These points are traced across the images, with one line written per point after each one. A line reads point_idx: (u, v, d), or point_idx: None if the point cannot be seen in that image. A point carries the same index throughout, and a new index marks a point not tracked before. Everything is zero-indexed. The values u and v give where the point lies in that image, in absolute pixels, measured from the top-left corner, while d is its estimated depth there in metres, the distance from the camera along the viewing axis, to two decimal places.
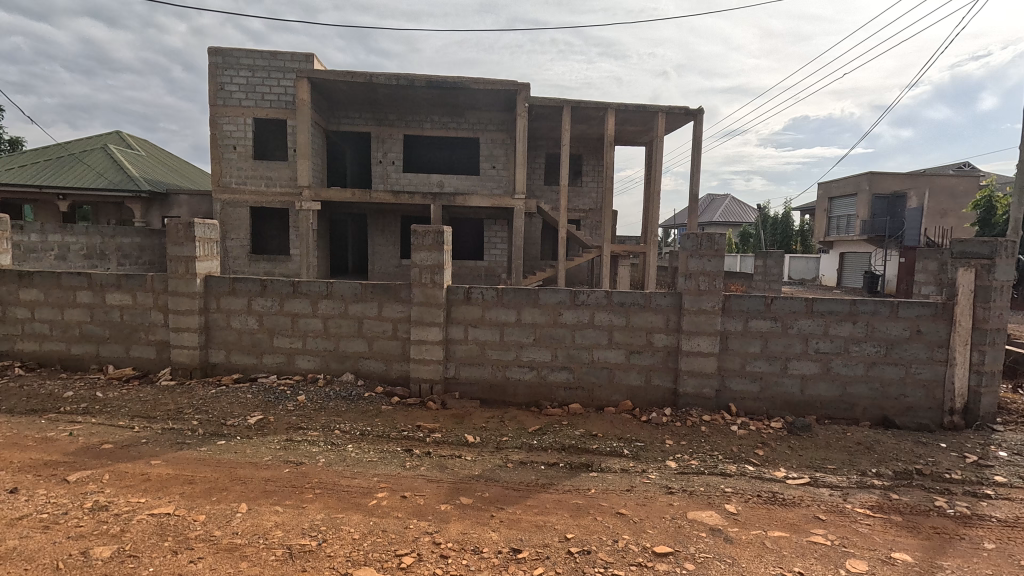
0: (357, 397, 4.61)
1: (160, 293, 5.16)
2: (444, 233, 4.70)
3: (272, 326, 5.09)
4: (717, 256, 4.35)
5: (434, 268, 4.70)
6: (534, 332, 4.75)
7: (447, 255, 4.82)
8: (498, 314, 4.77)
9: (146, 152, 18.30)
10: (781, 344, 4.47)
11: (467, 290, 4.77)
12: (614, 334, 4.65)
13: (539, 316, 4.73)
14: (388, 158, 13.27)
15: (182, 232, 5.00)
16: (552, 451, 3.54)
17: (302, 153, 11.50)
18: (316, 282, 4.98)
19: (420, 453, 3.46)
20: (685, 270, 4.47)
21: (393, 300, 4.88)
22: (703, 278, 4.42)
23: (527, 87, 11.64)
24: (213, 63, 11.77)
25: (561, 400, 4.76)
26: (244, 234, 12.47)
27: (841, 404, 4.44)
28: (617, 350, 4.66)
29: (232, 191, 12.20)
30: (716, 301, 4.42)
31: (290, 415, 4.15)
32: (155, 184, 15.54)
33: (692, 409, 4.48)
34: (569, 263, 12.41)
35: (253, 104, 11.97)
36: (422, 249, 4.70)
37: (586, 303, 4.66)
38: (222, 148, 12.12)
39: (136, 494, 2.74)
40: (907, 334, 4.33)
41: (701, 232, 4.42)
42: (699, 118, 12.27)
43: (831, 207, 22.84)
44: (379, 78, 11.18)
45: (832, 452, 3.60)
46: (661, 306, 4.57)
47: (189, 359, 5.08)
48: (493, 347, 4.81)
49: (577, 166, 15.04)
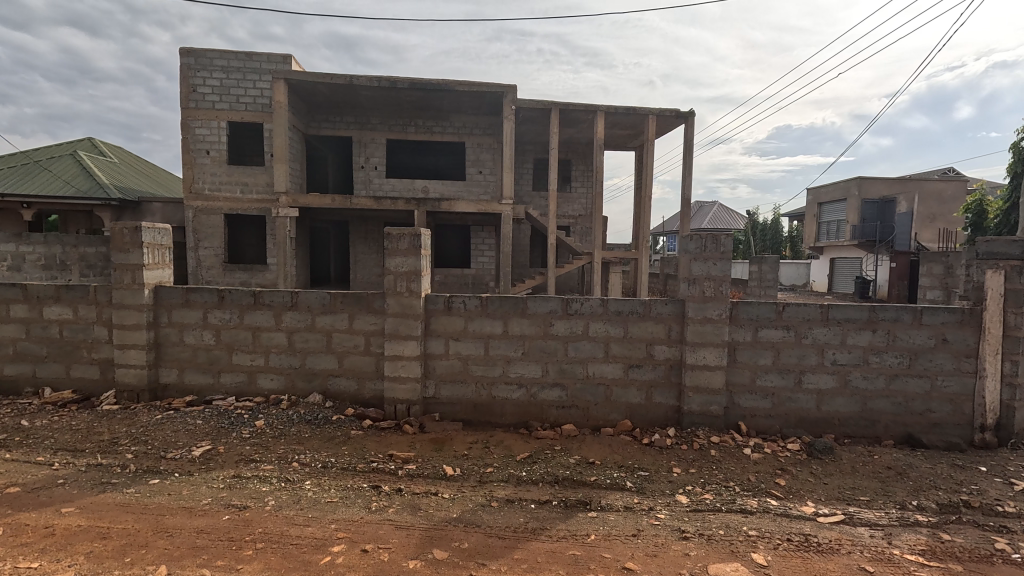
0: (324, 421, 4.09)
1: (105, 306, 4.62)
2: (421, 236, 4.25)
3: (231, 342, 4.57)
4: (724, 259, 3.94)
5: (410, 275, 4.23)
6: (523, 345, 4.28)
7: (426, 260, 4.35)
8: (482, 325, 4.31)
9: (119, 160, 17.68)
10: (794, 356, 4.06)
11: (447, 299, 4.32)
12: (611, 346, 4.20)
13: (528, 327, 4.27)
14: (370, 163, 12.82)
15: (128, 237, 4.46)
16: (543, 485, 3.06)
17: (279, 157, 10.98)
18: (280, 292, 4.48)
19: (390, 492, 2.95)
20: (688, 275, 4.05)
21: (365, 311, 4.40)
22: (708, 284, 4.00)
23: (514, 90, 11.27)
24: (185, 64, 11.27)
25: (553, 420, 4.28)
26: (218, 243, 11.90)
27: (862, 421, 4.02)
28: (614, 364, 4.21)
29: (205, 198, 11.64)
30: (723, 309, 4.00)
31: (244, 444, 3.62)
32: (126, 191, 14.92)
33: (699, 429, 4.03)
34: (558, 270, 11.99)
35: (227, 107, 11.45)
36: (398, 254, 4.23)
37: (580, 312, 4.22)
38: (194, 153, 11.56)
39: (29, 557, 2.22)
40: (932, 343, 3.93)
41: (705, 233, 4.01)
42: (690, 120, 11.97)
43: (821, 212, 22.76)
44: (360, 80, 10.72)
45: (862, 481, 3.17)
46: (662, 315, 4.15)
47: (136, 380, 4.53)
48: (478, 363, 4.34)
49: (566, 171, 14.67)
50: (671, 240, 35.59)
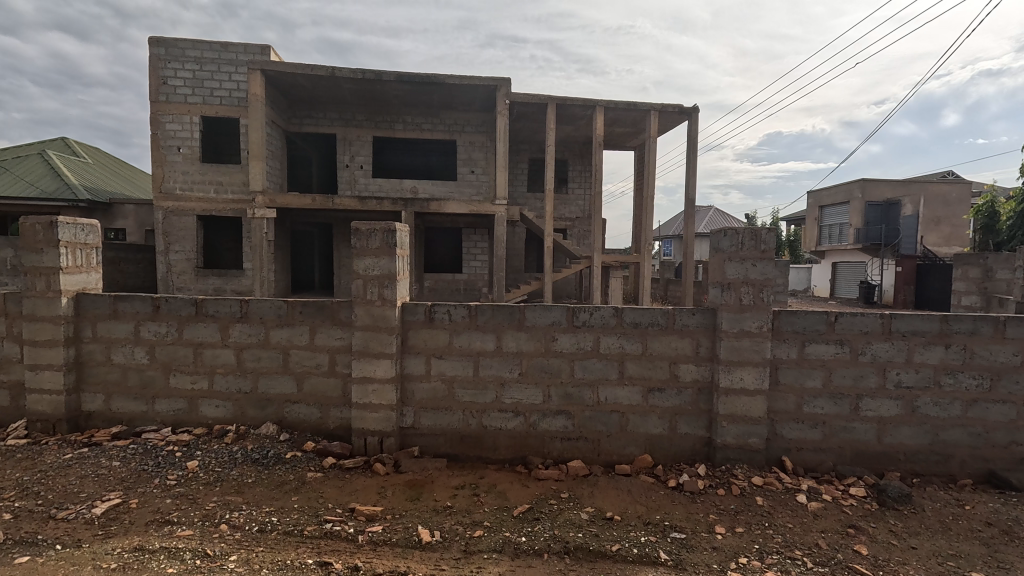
0: (275, 460, 3.32)
1: (16, 318, 3.82)
2: (396, 232, 3.51)
3: (167, 361, 3.79)
4: (765, 258, 3.24)
5: (383, 280, 3.48)
6: (520, 365, 3.54)
7: (402, 262, 3.61)
8: (471, 340, 3.57)
9: (94, 160, 16.86)
10: (849, 378, 3.34)
11: (428, 309, 3.58)
12: (627, 366, 3.48)
13: (526, 343, 3.53)
14: (356, 162, 12.08)
15: (40, 235, 3.68)
16: (549, 559, 2.32)
17: (255, 154, 10.21)
18: (227, 301, 3.73)
19: (343, 572, 2.18)
20: (721, 279, 3.34)
21: (329, 324, 3.65)
22: (745, 289, 3.28)
23: (508, 83, 10.58)
24: (154, 54, 10.51)
25: (557, 455, 3.53)
26: (190, 246, 11.05)
27: (932, 456, 3.31)
28: (629, 387, 3.48)
29: (176, 198, 10.84)
30: (764, 320, 3.28)
31: (165, 495, 2.84)
32: (96, 192, 14.11)
33: (737, 466, 3.30)
34: (556, 275, 11.26)
35: (200, 101, 10.69)
36: (367, 254, 3.49)
37: (589, 324, 3.49)
38: (165, 149, 10.77)
39: None
40: (1017, 360, 3.23)
41: (741, 227, 3.31)
42: (694, 116, 11.35)
43: (822, 215, 22.26)
44: (343, 72, 9.98)
45: (962, 545, 2.46)
46: (687, 327, 3.44)
47: (51, 408, 3.73)
48: (465, 386, 3.59)
49: (562, 172, 13.98)
50: (668, 245, 34.99)
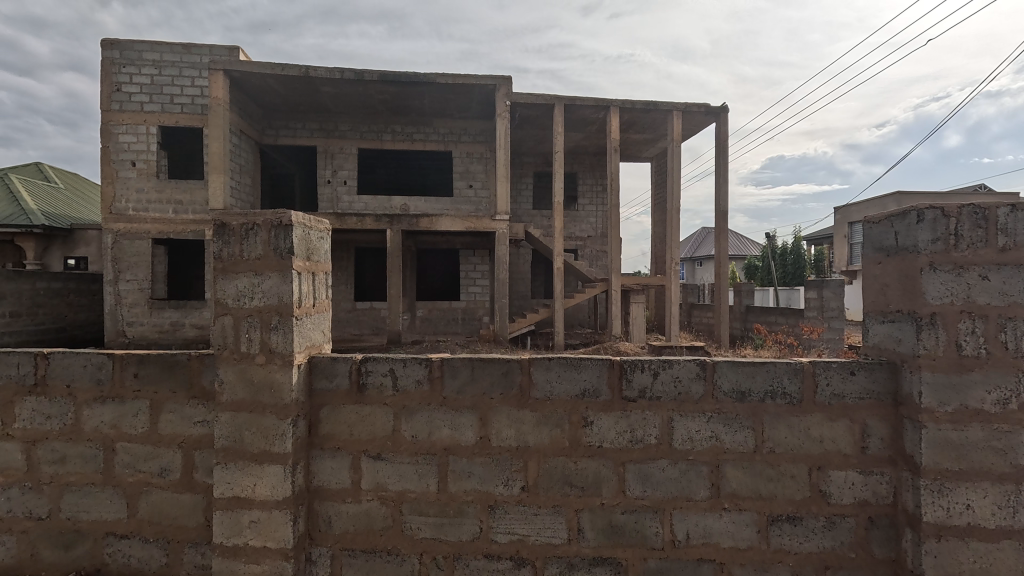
0: None
1: None
2: (291, 229, 1.93)
3: None
4: (1006, 263, 1.62)
5: (269, 316, 1.91)
6: (522, 472, 1.92)
7: (307, 283, 2.02)
8: (432, 425, 1.96)
9: (66, 186, 15.72)
10: None
11: (354, 367, 1.99)
12: (725, 475, 1.84)
13: (533, 431, 1.91)
14: (339, 177, 10.68)
15: None
16: None
17: (216, 167, 8.79)
18: (10, 358, 2.13)
19: None
20: (919, 309, 1.69)
21: (184, 396, 2.06)
22: (969, 327, 1.65)
23: (510, 82, 9.17)
24: (108, 58, 9.29)
25: None
26: (145, 274, 9.56)
27: None
28: (732, 515, 1.83)
29: (129, 219, 9.43)
30: (1008, 390, 1.63)
31: None
32: (56, 217, 12.78)
33: None
34: (568, 301, 9.62)
35: (159, 109, 9.38)
36: (242, 271, 1.93)
37: (650, 397, 1.87)
38: (117, 164, 9.42)
39: None
40: None
41: (952, 206, 1.68)
42: (722, 117, 9.88)
43: (852, 231, 20.40)
44: (318, 71, 8.60)
45: None
46: (840, 399, 1.81)
47: None
48: (423, 509, 1.95)
49: (571, 187, 12.56)
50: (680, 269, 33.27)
